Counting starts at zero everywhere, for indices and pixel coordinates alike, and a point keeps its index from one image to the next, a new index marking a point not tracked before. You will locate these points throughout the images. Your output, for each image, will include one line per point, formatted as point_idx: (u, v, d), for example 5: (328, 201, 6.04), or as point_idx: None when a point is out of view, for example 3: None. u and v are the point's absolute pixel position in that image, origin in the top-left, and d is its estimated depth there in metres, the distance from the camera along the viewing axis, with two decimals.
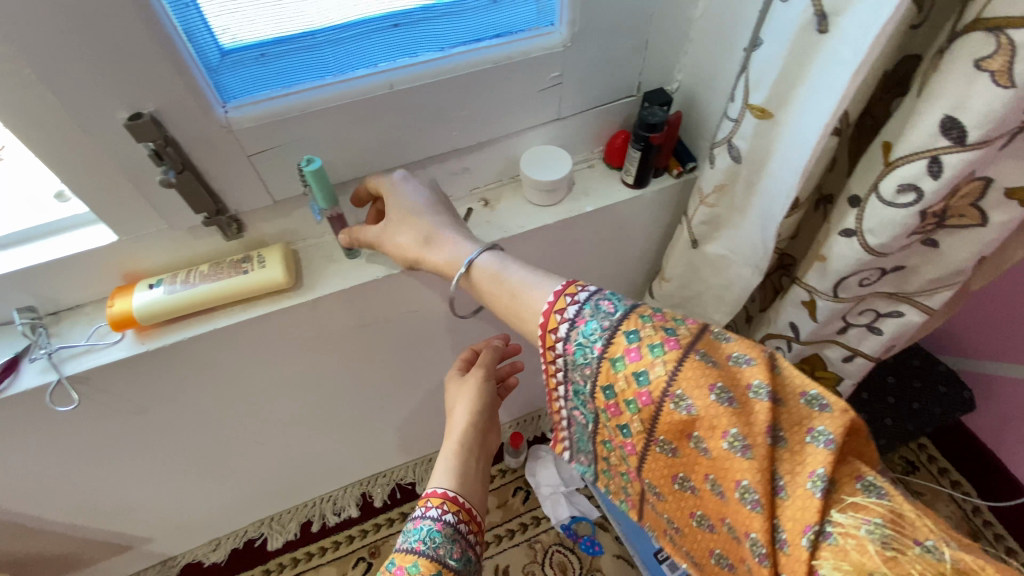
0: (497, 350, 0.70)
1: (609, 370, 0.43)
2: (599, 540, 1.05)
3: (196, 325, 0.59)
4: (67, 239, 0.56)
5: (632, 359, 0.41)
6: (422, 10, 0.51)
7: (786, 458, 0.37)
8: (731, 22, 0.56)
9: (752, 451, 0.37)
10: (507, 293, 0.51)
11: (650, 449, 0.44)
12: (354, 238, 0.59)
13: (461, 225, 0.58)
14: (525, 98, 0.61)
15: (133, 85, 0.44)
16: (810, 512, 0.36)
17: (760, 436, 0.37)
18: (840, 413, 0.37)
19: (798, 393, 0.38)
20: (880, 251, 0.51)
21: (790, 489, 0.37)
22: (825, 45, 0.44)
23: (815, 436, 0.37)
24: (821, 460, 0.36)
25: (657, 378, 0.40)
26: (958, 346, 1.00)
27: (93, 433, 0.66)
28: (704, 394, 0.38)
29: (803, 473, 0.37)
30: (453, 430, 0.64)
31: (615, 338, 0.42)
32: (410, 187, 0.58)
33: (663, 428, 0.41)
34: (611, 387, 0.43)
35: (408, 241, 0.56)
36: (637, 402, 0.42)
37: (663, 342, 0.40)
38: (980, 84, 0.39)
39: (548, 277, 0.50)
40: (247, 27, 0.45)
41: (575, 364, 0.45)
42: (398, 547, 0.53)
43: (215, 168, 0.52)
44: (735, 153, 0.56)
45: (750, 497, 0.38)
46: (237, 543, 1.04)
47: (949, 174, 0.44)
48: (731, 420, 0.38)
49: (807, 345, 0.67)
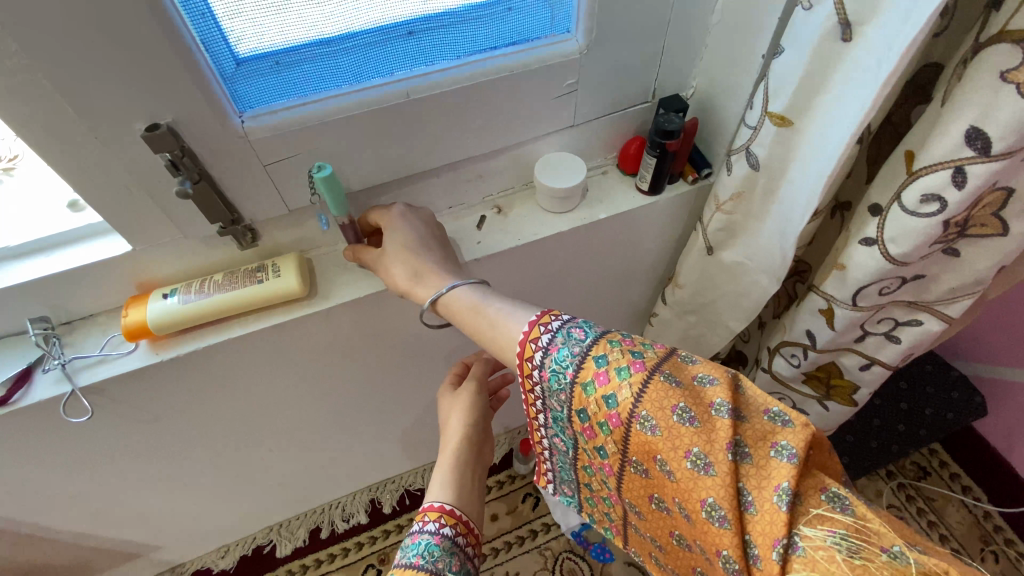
0: (489, 361, 0.71)
1: (582, 394, 0.44)
2: (609, 547, 1.03)
3: (209, 335, 0.58)
4: (82, 249, 0.55)
5: (602, 383, 0.43)
6: (439, 18, 0.51)
7: (751, 473, 0.40)
8: (749, 30, 0.56)
9: (716, 468, 0.39)
10: (484, 324, 0.52)
11: (625, 469, 0.46)
12: (358, 255, 0.59)
13: (451, 268, 0.57)
14: (541, 105, 0.60)
15: (151, 96, 0.44)
16: (777, 525, 0.38)
17: (721, 452, 0.39)
18: (800, 428, 0.39)
19: (762, 410, 0.41)
20: (902, 261, 0.51)
21: (758, 504, 0.39)
22: (849, 53, 0.44)
23: (779, 450, 0.39)
24: (785, 473, 0.38)
25: (625, 401, 0.42)
26: (971, 350, 0.99)
27: (106, 443, 0.65)
28: (669, 416, 0.41)
29: (769, 487, 0.39)
30: (448, 446, 0.64)
31: (586, 362, 0.44)
32: (407, 223, 0.58)
33: (634, 449, 0.43)
34: (585, 411, 0.45)
35: (399, 273, 0.56)
36: (609, 424, 0.44)
37: (630, 365, 0.43)
38: (1006, 95, 0.39)
39: (525, 308, 0.51)
40: (265, 35, 0.45)
41: (551, 390, 0.47)
42: (397, 563, 0.53)
43: (231, 178, 0.52)
44: (753, 161, 0.56)
45: (717, 515, 0.40)
46: (246, 550, 1.04)
47: (973, 184, 0.43)
48: (695, 439, 0.40)
49: (822, 353, 0.66)
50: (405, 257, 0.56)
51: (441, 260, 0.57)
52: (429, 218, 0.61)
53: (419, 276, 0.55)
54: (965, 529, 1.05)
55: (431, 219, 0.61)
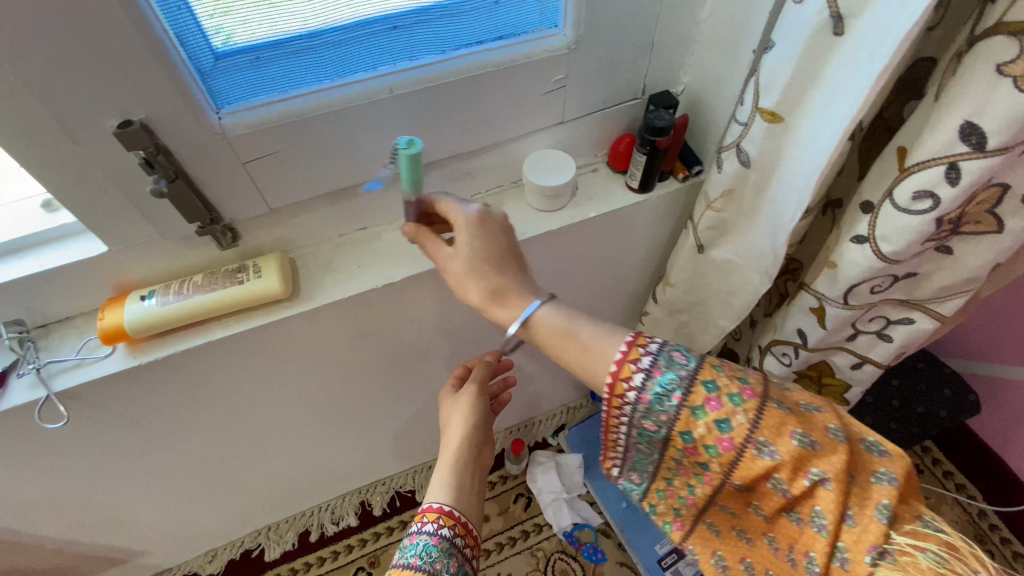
0: (489, 365, 0.72)
1: (689, 418, 0.45)
2: (601, 547, 1.04)
3: (190, 338, 0.57)
4: (56, 250, 0.54)
5: (714, 408, 0.44)
6: (423, 12, 0.49)
7: (856, 494, 0.43)
8: (740, 24, 0.55)
9: (831, 486, 0.42)
10: (579, 347, 0.50)
11: (722, 485, 0.47)
12: (417, 232, 0.54)
13: (525, 280, 0.53)
14: (529, 102, 0.59)
15: (123, 92, 0.42)
16: (873, 533, 0.42)
17: (839, 475, 0.42)
18: (897, 458, 0.43)
19: (859, 439, 0.44)
20: (893, 259, 0.50)
21: (858, 519, 0.42)
22: (841, 48, 0.43)
23: (880, 476, 0.43)
24: (885, 492, 0.42)
25: (741, 427, 0.43)
26: (963, 348, 0.99)
27: (84, 448, 0.64)
28: (789, 441, 0.42)
29: (870, 506, 0.42)
30: (449, 444, 0.63)
31: (695, 388, 0.45)
32: (487, 229, 0.52)
33: (740, 471, 0.45)
34: (689, 433, 0.46)
35: (476, 290, 0.52)
36: (718, 447, 0.45)
37: (741, 393, 0.44)
38: (1002, 89, 0.38)
39: (620, 329, 0.50)
40: (243, 29, 0.44)
41: (648, 411, 0.46)
42: (394, 563, 0.52)
43: (209, 176, 0.50)
44: (744, 157, 0.55)
45: (818, 521, 0.43)
46: (233, 554, 1.02)
47: (966, 181, 0.42)
48: (817, 463, 0.42)
49: (813, 352, 0.65)
50: (481, 275, 0.51)
51: (519, 274, 0.53)
52: (505, 224, 0.54)
53: (499, 295, 0.51)
54: (959, 527, 1.06)
55: (505, 222, 0.54)
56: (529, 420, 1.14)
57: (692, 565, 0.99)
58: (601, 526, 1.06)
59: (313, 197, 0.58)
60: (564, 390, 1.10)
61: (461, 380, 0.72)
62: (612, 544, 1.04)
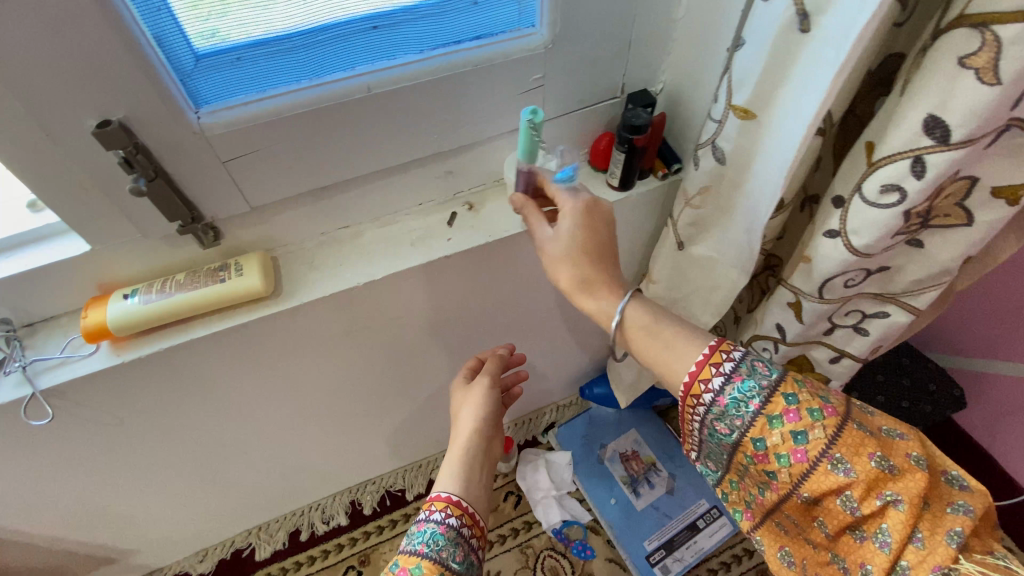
0: (500, 360, 0.74)
1: (765, 426, 0.47)
2: (590, 544, 1.05)
3: (173, 335, 0.57)
4: (40, 250, 0.54)
5: (791, 420, 0.46)
6: (400, 12, 0.50)
7: (927, 518, 0.43)
8: (714, 23, 0.56)
9: (904, 506, 0.43)
10: (660, 343, 0.54)
11: (788, 495, 0.48)
12: (521, 205, 0.58)
13: (614, 274, 0.57)
14: (507, 101, 0.60)
15: (102, 93, 0.43)
16: (940, 556, 0.42)
17: (914, 498, 0.43)
18: (978, 494, 0.44)
19: (940, 472, 0.45)
20: (865, 252, 0.51)
21: (926, 541, 0.43)
22: (807, 44, 0.44)
23: (955, 507, 0.44)
24: (958, 521, 0.43)
25: (817, 440, 0.45)
26: (948, 343, 1.00)
27: (70, 447, 0.64)
28: (866, 460, 0.44)
29: (941, 531, 0.43)
30: (459, 437, 0.65)
31: (775, 397, 0.46)
32: (591, 227, 0.56)
33: (811, 484, 0.45)
34: (762, 440, 0.47)
35: (566, 277, 0.57)
36: (790, 457, 0.46)
37: (821, 408, 0.45)
38: (964, 82, 0.38)
39: (701, 331, 0.53)
40: (221, 30, 0.44)
41: (723, 415, 0.48)
42: (402, 549, 0.53)
43: (190, 175, 0.51)
44: (720, 154, 0.56)
45: (883, 539, 0.44)
46: (224, 553, 1.03)
47: (932, 174, 0.43)
48: (892, 483, 0.43)
49: (792, 346, 0.66)
50: (573, 267, 0.56)
51: (612, 270, 0.57)
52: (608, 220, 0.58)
53: (588, 285, 0.56)
54: None
55: (609, 216, 0.58)
56: (523, 417, 1.14)
57: (679, 561, 1.00)
58: (591, 523, 1.07)
59: (294, 196, 0.58)
60: (553, 388, 1.10)
61: (473, 372, 0.74)
62: (601, 540, 1.05)
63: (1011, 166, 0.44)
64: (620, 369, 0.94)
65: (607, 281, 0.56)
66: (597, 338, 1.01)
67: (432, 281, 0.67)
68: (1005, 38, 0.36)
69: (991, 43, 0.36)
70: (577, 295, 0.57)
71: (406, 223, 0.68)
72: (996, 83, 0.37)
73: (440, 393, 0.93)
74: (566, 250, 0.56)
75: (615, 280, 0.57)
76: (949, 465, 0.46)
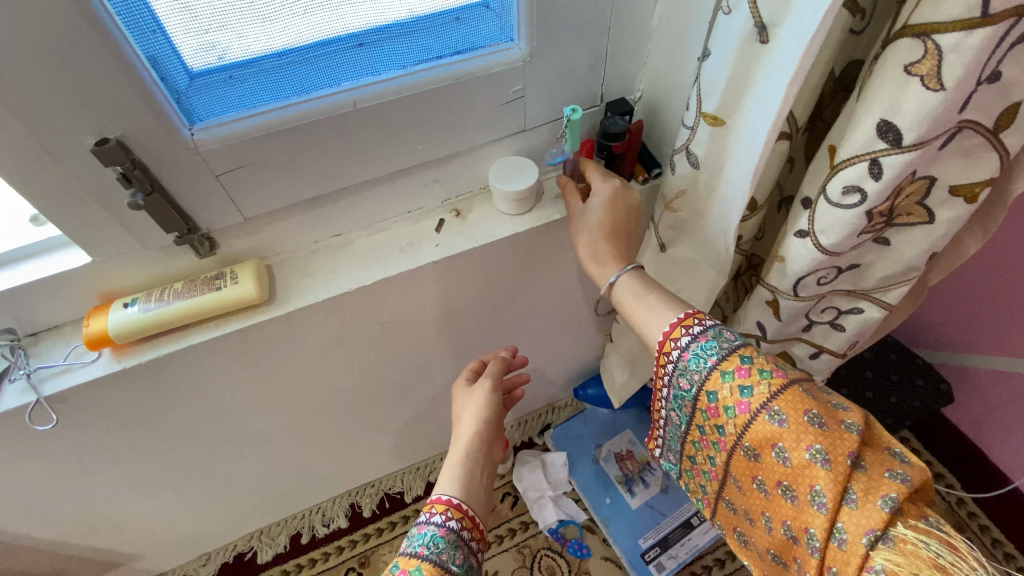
0: (503, 362, 0.75)
1: (718, 379, 0.51)
2: (586, 542, 1.06)
3: (171, 342, 0.60)
4: (42, 262, 0.57)
5: (741, 375, 0.50)
6: (384, 30, 0.52)
7: (862, 480, 0.44)
8: (686, 34, 0.58)
9: (833, 464, 0.45)
10: (644, 307, 0.59)
11: (735, 451, 0.51)
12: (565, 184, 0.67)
13: (614, 252, 0.64)
14: (489, 112, 0.62)
15: (100, 113, 0.46)
16: (874, 519, 0.43)
17: (842, 456, 0.45)
18: (919, 467, 0.45)
19: (886, 446, 0.46)
20: (833, 251, 0.53)
21: (859, 502, 0.44)
22: (767, 54, 0.46)
23: (893, 474, 0.44)
24: (893, 487, 0.43)
25: (759, 394, 0.49)
26: (934, 338, 1.02)
27: (73, 452, 0.67)
28: (801, 414, 0.46)
29: (875, 493, 0.44)
30: (460, 438, 0.66)
31: (731, 356, 0.51)
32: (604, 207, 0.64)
33: (752, 436, 0.49)
34: (715, 393, 0.52)
35: (582, 247, 0.65)
36: (736, 409, 0.50)
37: (771, 370, 0.49)
38: (912, 87, 0.40)
39: (680, 304, 0.58)
40: (213, 50, 0.46)
41: (686, 369, 0.54)
42: (402, 551, 0.54)
43: (184, 189, 0.53)
44: (693, 160, 0.58)
45: (819, 500, 0.45)
46: (226, 557, 1.05)
47: (889, 175, 0.45)
48: (821, 440, 0.45)
49: (774, 343, 0.68)
50: (588, 235, 0.64)
51: (620, 249, 0.64)
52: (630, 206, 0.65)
53: (597, 256, 0.64)
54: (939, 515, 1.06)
55: (636, 206, 0.65)
56: (524, 416, 1.16)
57: (674, 558, 1.02)
58: (586, 522, 1.08)
59: (285, 206, 0.61)
60: (547, 389, 1.12)
61: (476, 374, 0.75)
62: (597, 539, 1.07)
63: (966, 166, 0.46)
64: (611, 369, 0.96)
65: (614, 254, 0.64)
66: (589, 340, 1.03)
67: (422, 286, 0.69)
68: (944, 47, 0.38)
69: (933, 52, 0.38)
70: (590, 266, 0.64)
71: (396, 231, 0.70)
72: (941, 89, 0.39)
73: (435, 396, 0.95)
74: (587, 219, 0.65)
75: (622, 257, 0.63)
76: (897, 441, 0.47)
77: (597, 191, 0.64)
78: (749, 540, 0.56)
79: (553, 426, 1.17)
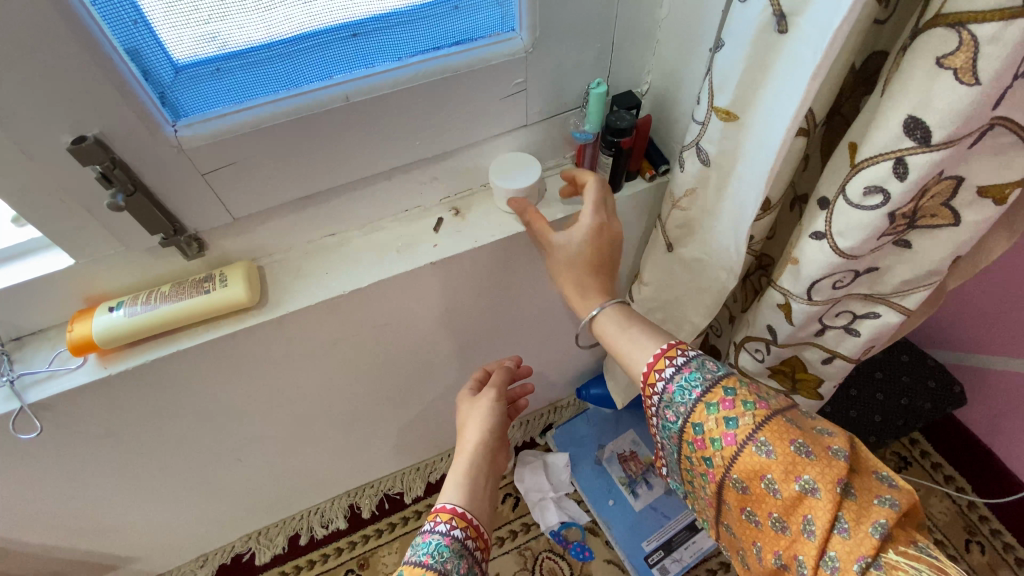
0: (507, 372, 0.74)
1: (703, 411, 0.49)
2: (588, 545, 1.05)
3: (158, 347, 0.58)
4: (21, 265, 0.54)
5: (726, 406, 0.48)
6: (381, 19, 0.49)
7: (853, 507, 0.42)
8: (696, 23, 0.56)
9: (822, 493, 0.42)
10: (626, 338, 0.58)
11: (723, 483, 0.48)
12: (524, 208, 0.63)
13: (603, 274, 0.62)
14: (489, 106, 0.59)
15: (77, 111, 0.43)
16: (865, 546, 0.41)
17: (830, 483, 0.43)
18: (905, 491, 0.43)
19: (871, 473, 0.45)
20: (852, 254, 0.50)
21: (853, 531, 0.42)
22: (786, 45, 0.43)
23: (882, 499, 0.43)
24: (883, 513, 0.42)
25: (745, 424, 0.46)
26: (948, 338, 0.99)
27: (60, 460, 0.65)
28: (787, 444, 0.44)
29: (867, 521, 0.42)
30: (466, 446, 0.64)
31: (714, 388, 0.50)
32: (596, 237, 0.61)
33: (740, 468, 0.46)
34: (700, 425, 0.49)
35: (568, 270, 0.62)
36: (723, 441, 0.47)
37: (755, 401, 0.48)
38: (943, 81, 0.38)
39: (659, 334, 0.57)
40: (200, 42, 0.44)
41: (670, 402, 0.52)
42: (406, 560, 0.51)
43: (168, 189, 0.51)
44: (704, 157, 0.55)
45: (809, 529, 0.43)
46: (224, 558, 1.03)
47: (914, 175, 0.42)
48: (810, 469, 0.43)
49: (784, 347, 0.65)
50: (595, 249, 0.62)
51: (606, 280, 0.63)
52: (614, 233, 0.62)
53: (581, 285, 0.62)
54: (948, 519, 1.05)
55: (617, 236, 0.63)
56: (531, 414, 1.14)
57: (677, 561, 1.00)
58: (588, 524, 1.07)
59: (277, 206, 0.58)
60: (550, 389, 1.10)
61: (479, 385, 0.74)
62: (598, 541, 1.05)
63: (997, 165, 0.43)
64: (615, 370, 0.94)
65: (597, 286, 0.62)
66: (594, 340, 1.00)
67: (420, 288, 0.67)
68: (981, 38, 0.35)
69: (968, 43, 0.36)
70: (591, 274, 0.63)
71: (393, 230, 0.68)
72: (976, 83, 0.37)
73: (435, 398, 0.93)
74: (570, 252, 0.61)
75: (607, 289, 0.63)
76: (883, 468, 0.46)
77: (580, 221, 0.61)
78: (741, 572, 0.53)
79: (554, 427, 1.15)
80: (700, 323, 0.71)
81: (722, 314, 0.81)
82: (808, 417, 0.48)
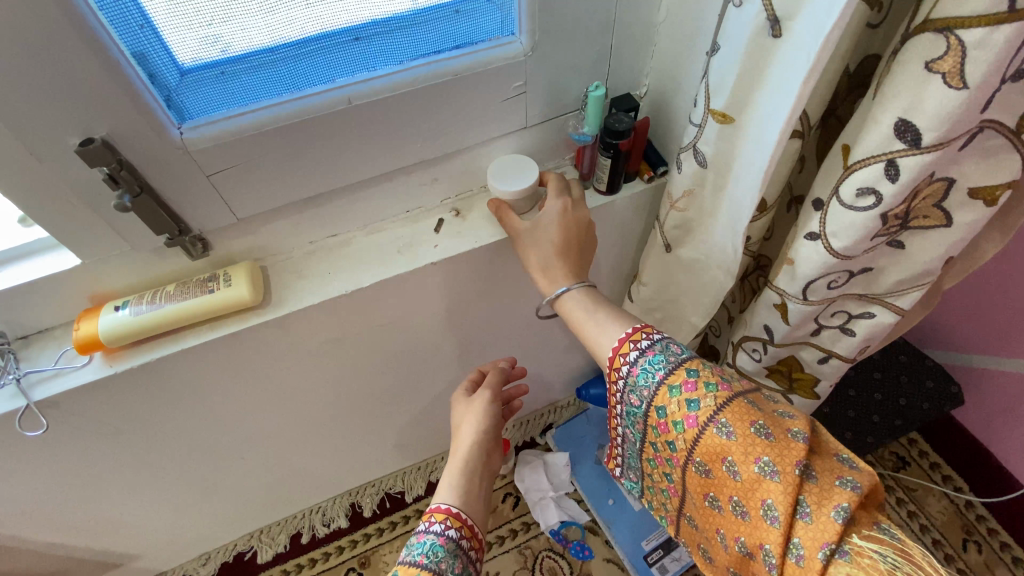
0: (501, 373, 0.75)
1: (665, 394, 0.50)
2: (588, 544, 1.05)
3: (163, 346, 0.59)
4: (29, 265, 0.55)
5: (688, 389, 0.49)
6: (382, 23, 0.50)
7: (813, 490, 0.43)
8: (693, 26, 0.56)
9: (781, 475, 0.43)
10: (592, 320, 0.59)
11: (687, 467, 0.50)
12: (499, 207, 0.64)
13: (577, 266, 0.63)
14: (489, 109, 0.60)
15: (85, 113, 0.44)
16: (828, 532, 0.41)
17: (791, 465, 0.43)
18: (867, 472, 0.44)
19: (833, 453, 0.46)
20: (845, 254, 0.51)
21: (813, 515, 0.42)
22: (780, 49, 0.44)
23: (843, 481, 0.43)
24: (844, 496, 0.42)
25: (706, 407, 0.47)
26: (946, 339, 1.00)
27: (66, 457, 0.66)
28: (747, 426, 0.45)
29: (827, 504, 0.42)
30: (460, 446, 0.65)
31: (677, 370, 0.50)
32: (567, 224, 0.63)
33: (702, 451, 0.48)
34: (664, 408, 0.50)
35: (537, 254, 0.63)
36: (684, 424, 0.49)
37: (717, 383, 0.48)
38: (932, 85, 0.38)
39: (626, 318, 0.58)
40: (205, 45, 0.45)
41: (635, 385, 0.53)
42: (401, 560, 0.52)
43: (173, 190, 0.52)
44: (701, 158, 0.56)
45: (771, 514, 0.44)
46: (226, 557, 1.04)
47: (905, 176, 0.43)
48: (769, 451, 0.44)
49: (781, 347, 0.66)
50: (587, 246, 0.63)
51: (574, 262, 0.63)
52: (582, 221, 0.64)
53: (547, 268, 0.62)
54: (947, 519, 1.05)
55: (585, 224, 0.64)
56: (531, 415, 1.15)
57: (677, 560, 1.00)
58: (588, 524, 1.08)
59: (280, 207, 0.59)
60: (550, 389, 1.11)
61: (475, 385, 0.74)
62: (598, 541, 1.06)
63: (986, 166, 0.43)
64: None
65: (566, 269, 0.62)
66: None
67: (421, 288, 0.68)
68: (968, 43, 0.36)
69: (956, 48, 0.36)
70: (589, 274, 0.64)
71: (395, 231, 0.69)
72: (964, 87, 0.37)
73: (436, 397, 0.94)
74: (539, 237, 0.62)
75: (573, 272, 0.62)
76: (846, 448, 0.46)
77: (547, 209, 0.63)
78: (710, 557, 0.54)
79: (554, 427, 1.16)
80: (698, 323, 0.72)
81: (721, 314, 0.82)
82: (773, 401, 0.49)
